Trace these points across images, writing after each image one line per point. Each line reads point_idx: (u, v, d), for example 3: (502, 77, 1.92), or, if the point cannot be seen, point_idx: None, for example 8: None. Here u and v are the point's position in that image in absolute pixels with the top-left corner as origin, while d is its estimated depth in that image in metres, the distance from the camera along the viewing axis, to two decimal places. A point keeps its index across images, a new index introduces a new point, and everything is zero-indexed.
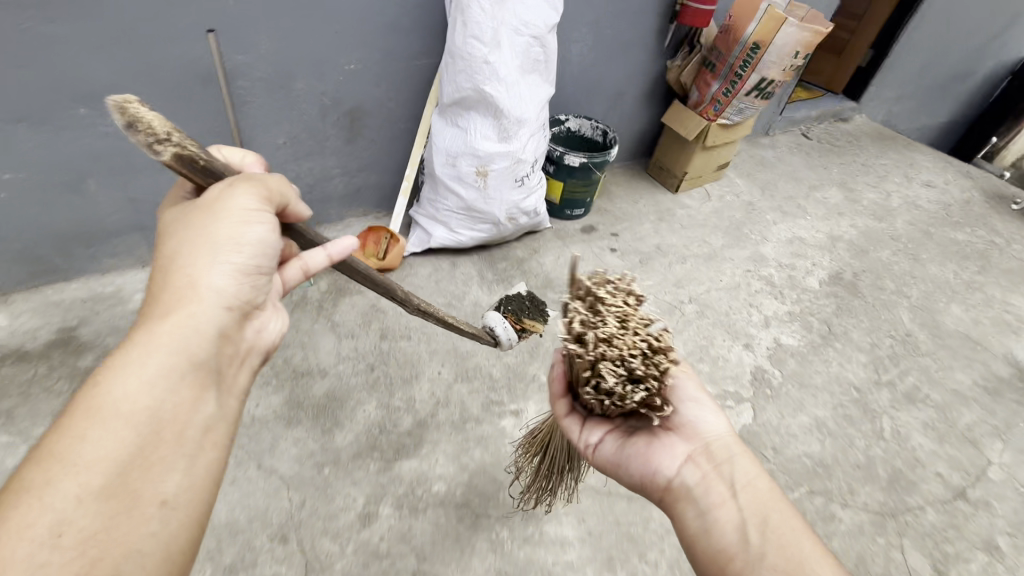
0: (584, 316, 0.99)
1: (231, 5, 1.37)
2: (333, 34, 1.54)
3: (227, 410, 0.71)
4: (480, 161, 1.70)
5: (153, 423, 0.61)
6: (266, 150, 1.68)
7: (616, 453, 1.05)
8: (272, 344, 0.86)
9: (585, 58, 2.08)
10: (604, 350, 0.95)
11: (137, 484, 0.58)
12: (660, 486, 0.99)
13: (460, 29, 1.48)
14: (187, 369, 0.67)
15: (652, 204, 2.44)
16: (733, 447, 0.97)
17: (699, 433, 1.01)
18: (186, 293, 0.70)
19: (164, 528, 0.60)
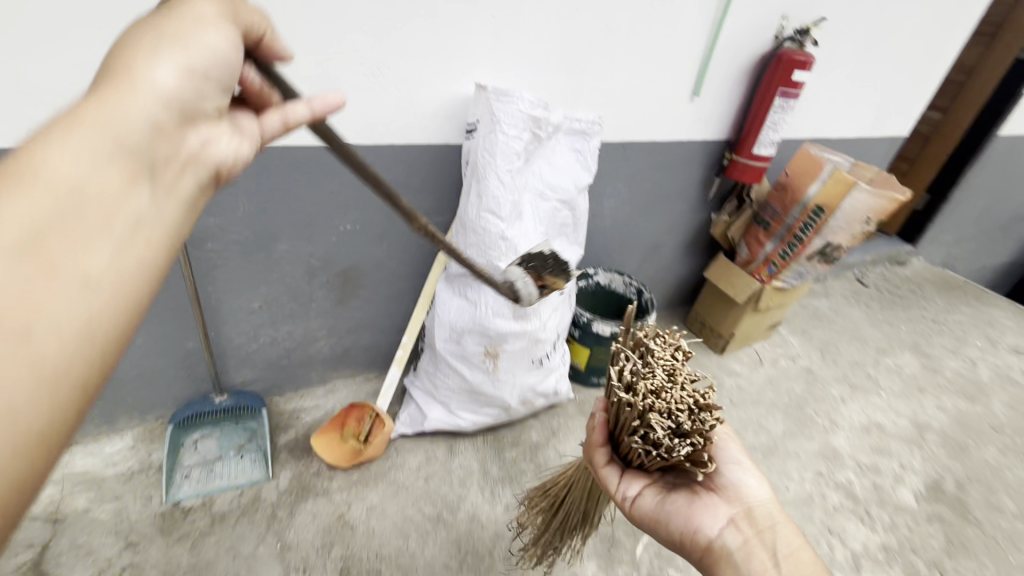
0: (635, 368, 1.03)
1: None
2: (328, 194, 1.31)
3: (172, 217, 0.52)
4: (490, 342, 1.39)
5: (71, 207, 0.44)
6: (238, 316, 1.41)
7: (654, 507, 1.07)
8: (235, 169, 0.61)
9: (620, 211, 1.84)
10: (654, 403, 0.97)
11: (32, 327, 0.40)
12: (699, 545, 1.01)
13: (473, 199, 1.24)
14: (114, 151, 0.47)
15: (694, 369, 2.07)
16: (771, 514, 1.02)
17: (738, 497, 1.05)
18: (121, 81, 0.49)
19: (52, 362, 0.41)
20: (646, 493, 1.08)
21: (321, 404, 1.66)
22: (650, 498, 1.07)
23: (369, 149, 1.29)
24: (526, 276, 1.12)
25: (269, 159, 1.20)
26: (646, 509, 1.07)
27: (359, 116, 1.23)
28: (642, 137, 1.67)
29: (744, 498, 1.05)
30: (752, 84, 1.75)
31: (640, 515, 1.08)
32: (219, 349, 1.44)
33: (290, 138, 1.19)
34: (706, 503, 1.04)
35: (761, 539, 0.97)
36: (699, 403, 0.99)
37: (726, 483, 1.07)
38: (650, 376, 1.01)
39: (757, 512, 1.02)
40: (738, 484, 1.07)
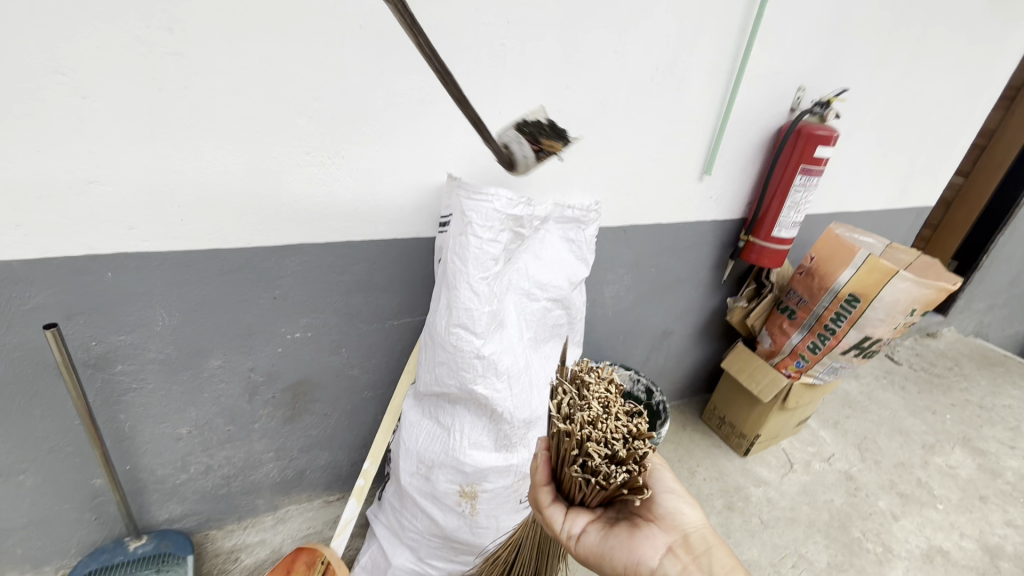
0: (569, 396, 0.81)
1: (111, 278, 0.93)
2: (271, 299, 1.09)
3: None
4: (466, 478, 1.12)
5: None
6: (160, 443, 1.16)
7: (598, 545, 0.83)
8: None
9: (623, 298, 1.61)
10: (591, 431, 0.76)
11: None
12: None
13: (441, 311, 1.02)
14: None
15: (715, 478, 1.77)
16: (712, 540, 0.84)
17: (680, 525, 0.85)
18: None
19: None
20: (591, 530, 0.83)
21: (267, 541, 1.37)
22: (595, 537, 0.83)
23: (322, 248, 1.08)
24: (522, 138, 1.16)
25: (195, 265, 0.99)
26: (587, 549, 0.83)
27: (308, 211, 1.03)
28: (646, 219, 1.47)
29: (689, 523, 0.85)
30: (768, 159, 1.57)
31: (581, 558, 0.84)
32: (138, 483, 1.18)
33: (221, 240, 0.98)
34: (648, 533, 0.83)
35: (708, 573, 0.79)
36: (636, 428, 0.78)
37: (667, 511, 0.86)
38: (586, 406, 0.79)
39: (702, 539, 0.84)
40: (684, 504, 0.87)
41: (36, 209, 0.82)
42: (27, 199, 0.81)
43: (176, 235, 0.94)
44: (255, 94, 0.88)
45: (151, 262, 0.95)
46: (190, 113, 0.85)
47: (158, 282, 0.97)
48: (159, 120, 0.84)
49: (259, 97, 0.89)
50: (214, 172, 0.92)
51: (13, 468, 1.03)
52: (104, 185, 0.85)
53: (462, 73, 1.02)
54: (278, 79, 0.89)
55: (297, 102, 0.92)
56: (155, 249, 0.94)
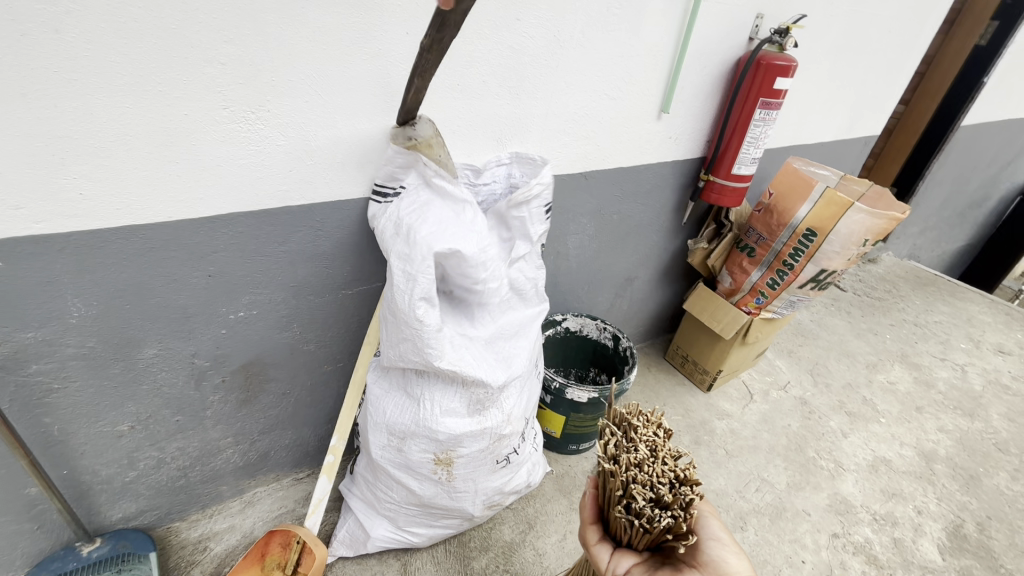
0: (616, 438, 0.91)
1: (2, 268, 0.79)
2: (204, 275, 0.98)
3: None
4: (441, 446, 1.09)
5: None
6: (100, 443, 1.05)
7: None
8: None
9: (587, 247, 1.58)
10: (636, 474, 0.85)
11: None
12: None
13: (402, 283, 0.95)
14: None
15: (681, 415, 1.83)
16: None
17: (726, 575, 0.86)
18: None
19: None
20: (635, 572, 0.89)
21: (237, 526, 1.31)
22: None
23: (258, 217, 0.97)
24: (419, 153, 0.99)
25: (106, 246, 0.86)
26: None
27: (236, 175, 0.90)
28: (607, 164, 1.41)
29: (734, 573, 0.87)
30: (727, 93, 1.52)
31: None
32: (81, 486, 1.09)
33: (134, 215, 0.85)
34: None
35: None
36: (682, 474, 0.86)
37: (713, 558, 0.88)
38: (632, 450, 0.89)
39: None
40: (728, 557, 0.88)
41: None
42: None
43: (77, 212, 0.81)
44: (149, 37, 0.74)
45: (50, 246, 0.81)
46: (70, 61, 0.70)
47: (64, 269, 0.84)
48: (29, 71, 0.69)
49: (155, 40, 0.74)
50: (113, 135, 0.78)
51: None
52: None
53: (398, 5, 0.90)
54: (175, 18, 0.74)
55: (204, 46, 0.78)
56: (52, 231, 0.80)
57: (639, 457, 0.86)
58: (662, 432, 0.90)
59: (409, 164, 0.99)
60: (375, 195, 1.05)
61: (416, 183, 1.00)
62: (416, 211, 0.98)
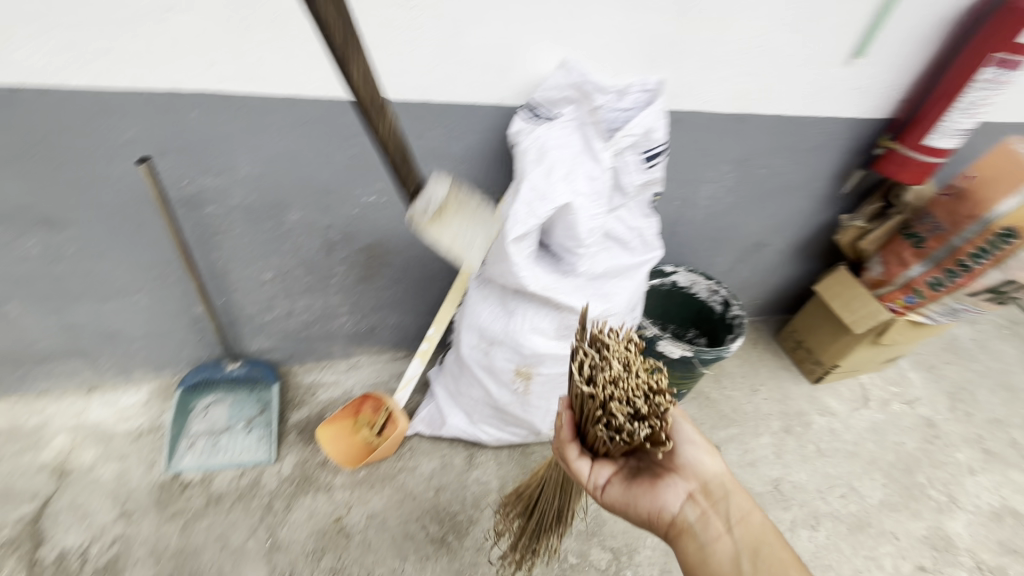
0: (590, 358, 0.87)
1: (196, 117, 0.93)
2: (345, 156, 1.06)
3: None
4: (524, 361, 1.13)
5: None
6: (249, 284, 1.25)
7: (622, 494, 0.94)
8: None
9: (719, 201, 1.45)
10: (613, 391, 0.83)
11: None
12: (667, 523, 0.93)
13: (523, 211, 0.95)
14: None
15: (777, 399, 1.71)
16: (729, 485, 0.95)
17: (700, 473, 0.96)
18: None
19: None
20: (614, 482, 0.94)
21: (341, 382, 1.51)
22: (618, 488, 0.94)
23: (399, 108, 1.01)
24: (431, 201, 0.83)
25: (272, 113, 0.96)
26: (612, 498, 0.95)
27: (386, 62, 0.94)
28: (767, 109, 1.24)
29: (706, 470, 0.96)
30: (951, 41, 1.22)
31: (608, 504, 0.95)
32: (232, 317, 1.31)
33: (298, 87, 0.93)
34: (669, 484, 0.95)
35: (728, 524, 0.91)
36: (654, 385, 0.84)
37: (688, 460, 0.97)
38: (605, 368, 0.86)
39: (715, 484, 0.95)
40: (701, 458, 0.97)
41: (120, 36, 0.80)
42: (110, 25, 0.79)
43: (255, 77, 0.90)
44: None
45: (230, 104, 0.93)
46: None
47: (240, 128, 0.96)
48: None
49: None
50: (290, 7, 0.84)
51: (130, 287, 1.17)
52: (181, 13, 0.81)
53: None
54: None
55: None
56: (234, 91, 0.91)
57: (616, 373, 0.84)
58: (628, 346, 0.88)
59: (577, 97, 1.00)
60: (528, 112, 1.02)
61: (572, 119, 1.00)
62: (559, 147, 0.97)
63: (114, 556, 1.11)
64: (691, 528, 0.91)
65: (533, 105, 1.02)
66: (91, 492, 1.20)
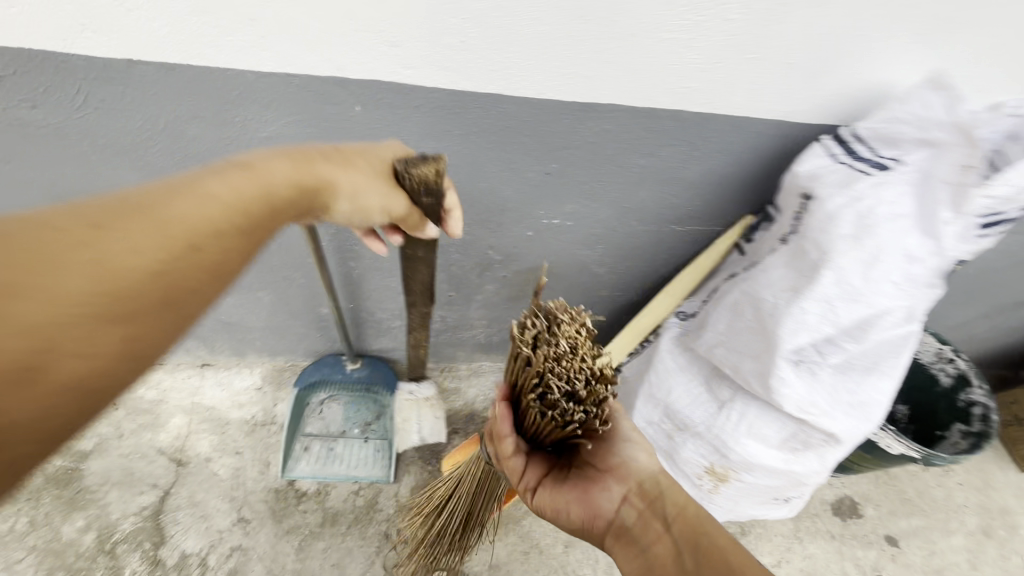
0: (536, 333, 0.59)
1: (359, 115, 0.65)
2: (539, 172, 0.76)
3: None
4: (724, 462, 0.85)
5: (269, 220, 0.45)
6: (384, 293, 1.04)
7: (547, 504, 0.69)
8: None
9: (1009, 253, 1.03)
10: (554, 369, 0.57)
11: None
12: (599, 535, 0.67)
13: (812, 314, 0.63)
14: None
15: (976, 487, 1.37)
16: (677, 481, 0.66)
17: (637, 469, 0.68)
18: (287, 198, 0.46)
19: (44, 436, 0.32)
20: (543, 487, 0.69)
21: (462, 392, 1.33)
22: (546, 495, 0.69)
23: (638, 118, 0.68)
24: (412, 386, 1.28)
25: (461, 115, 0.66)
26: (539, 504, 0.70)
27: (647, 53, 0.60)
28: None
29: (642, 464, 0.68)
30: None
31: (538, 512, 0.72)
32: (356, 319, 1.12)
33: (506, 83, 0.62)
34: (601, 483, 0.68)
35: (676, 532, 0.60)
36: (600, 371, 0.58)
37: (625, 455, 0.69)
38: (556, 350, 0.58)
39: (665, 486, 0.67)
40: (650, 453, 0.69)
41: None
42: None
43: (449, 65, 0.60)
44: None
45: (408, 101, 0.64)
46: None
47: (414, 132, 0.68)
48: None
49: None
50: None
51: (253, 285, 0.99)
52: None
53: None
54: None
55: None
56: (418, 83, 0.61)
57: (562, 362, 0.57)
58: (574, 322, 0.58)
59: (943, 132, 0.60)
60: (843, 148, 0.66)
61: (920, 174, 0.62)
62: (891, 219, 0.62)
63: (232, 569, 1.04)
64: (626, 543, 0.64)
65: (852, 137, 0.65)
66: (209, 489, 1.12)
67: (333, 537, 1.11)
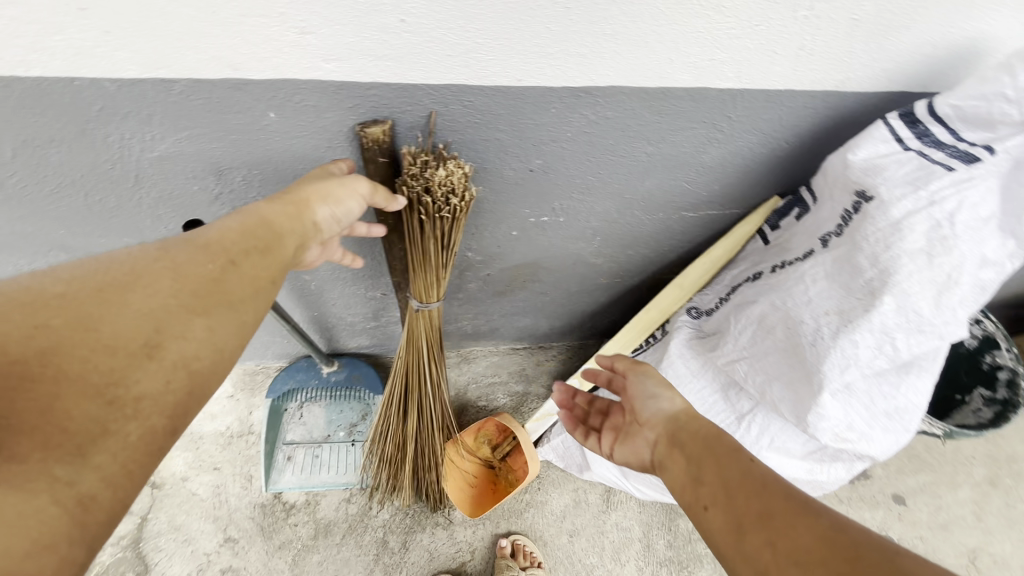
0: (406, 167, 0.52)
1: (275, 123, 0.49)
2: (521, 169, 0.60)
3: None
4: None
5: (275, 247, 0.41)
6: (351, 298, 0.90)
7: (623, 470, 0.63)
8: None
9: None
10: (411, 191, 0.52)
11: (108, 400, 0.30)
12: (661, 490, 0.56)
13: (866, 343, 0.52)
14: None
15: (987, 436, 1.34)
16: (692, 426, 0.54)
17: (655, 415, 0.58)
18: (304, 208, 0.44)
19: (180, 408, 0.33)
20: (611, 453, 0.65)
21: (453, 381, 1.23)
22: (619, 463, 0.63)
23: (646, 101, 0.52)
24: None
25: (413, 113, 0.50)
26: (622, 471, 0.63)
27: (660, 21, 0.43)
28: None
29: (665, 409, 0.58)
30: None
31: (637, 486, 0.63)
32: (325, 323, 0.99)
33: (469, 70, 0.45)
34: (637, 431, 0.60)
35: (716, 468, 0.47)
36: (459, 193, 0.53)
37: (644, 403, 0.60)
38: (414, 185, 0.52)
39: (699, 422, 0.55)
40: (676, 395, 0.59)
41: None
42: None
43: (387, 52, 0.43)
44: None
45: (338, 101, 0.47)
46: None
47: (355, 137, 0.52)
48: None
49: None
50: None
51: None
52: None
53: None
54: None
55: None
56: (348, 79, 0.45)
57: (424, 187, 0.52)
58: (457, 165, 0.52)
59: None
60: (911, 131, 0.50)
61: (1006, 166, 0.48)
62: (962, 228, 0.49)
63: None
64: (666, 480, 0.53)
65: (928, 116, 0.49)
66: (190, 511, 1.05)
67: (328, 550, 1.06)
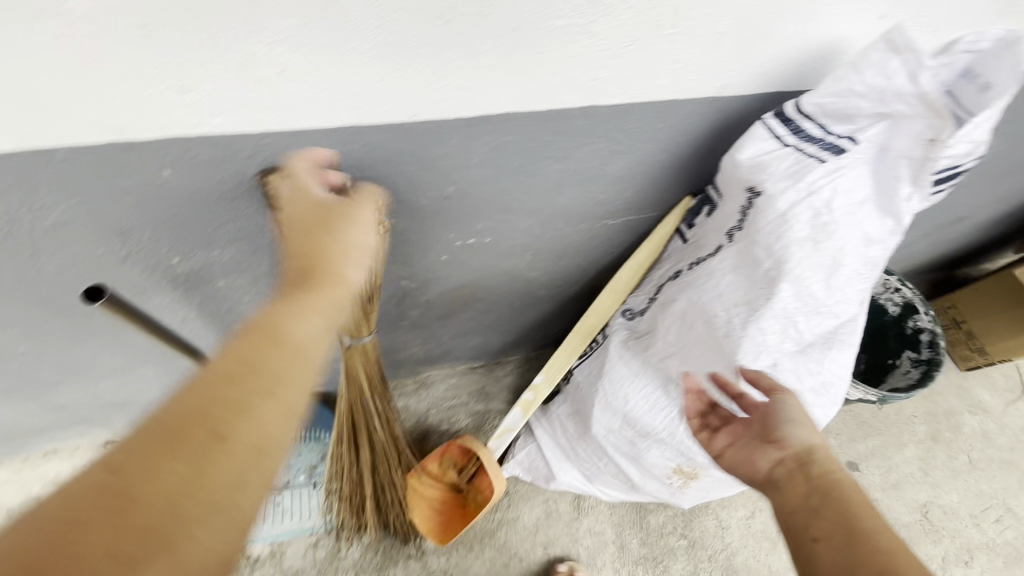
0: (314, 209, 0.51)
1: (173, 179, 0.48)
2: (436, 197, 0.61)
3: None
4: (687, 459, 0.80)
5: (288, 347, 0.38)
6: None
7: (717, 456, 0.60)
8: None
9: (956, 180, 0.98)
10: None
11: (127, 494, 0.29)
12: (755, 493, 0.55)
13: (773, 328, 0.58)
14: None
15: (923, 396, 1.42)
16: (833, 472, 0.51)
17: (794, 440, 0.54)
18: (334, 289, 0.43)
19: (237, 519, 0.32)
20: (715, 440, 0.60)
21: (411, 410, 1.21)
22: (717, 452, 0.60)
23: (542, 123, 0.54)
24: None
25: (314, 156, 0.50)
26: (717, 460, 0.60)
27: (536, 51, 0.45)
28: None
29: (803, 440, 0.54)
30: None
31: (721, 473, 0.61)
32: None
33: (361, 111, 0.46)
34: (761, 438, 0.56)
35: (840, 515, 0.47)
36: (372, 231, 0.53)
37: (784, 425, 0.55)
38: None
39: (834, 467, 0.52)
40: (821, 435, 0.55)
41: None
42: None
43: (275, 101, 0.43)
44: None
45: (233, 152, 0.47)
46: None
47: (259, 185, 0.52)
48: None
49: None
50: None
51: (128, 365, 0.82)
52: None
53: None
54: None
55: None
56: (240, 131, 0.45)
57: None
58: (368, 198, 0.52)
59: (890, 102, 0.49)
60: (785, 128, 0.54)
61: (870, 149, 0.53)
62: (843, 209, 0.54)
63: None
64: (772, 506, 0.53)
65: (800, 114, 0.53)
66: None
67: None
